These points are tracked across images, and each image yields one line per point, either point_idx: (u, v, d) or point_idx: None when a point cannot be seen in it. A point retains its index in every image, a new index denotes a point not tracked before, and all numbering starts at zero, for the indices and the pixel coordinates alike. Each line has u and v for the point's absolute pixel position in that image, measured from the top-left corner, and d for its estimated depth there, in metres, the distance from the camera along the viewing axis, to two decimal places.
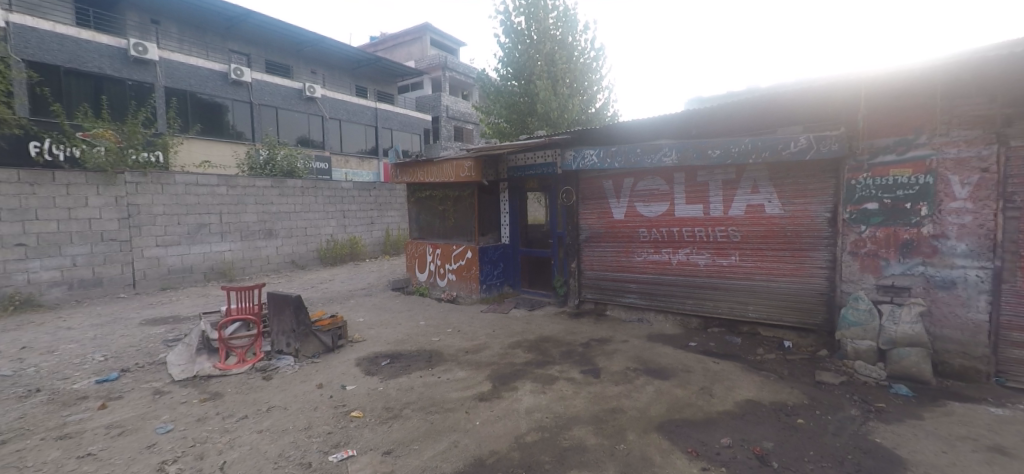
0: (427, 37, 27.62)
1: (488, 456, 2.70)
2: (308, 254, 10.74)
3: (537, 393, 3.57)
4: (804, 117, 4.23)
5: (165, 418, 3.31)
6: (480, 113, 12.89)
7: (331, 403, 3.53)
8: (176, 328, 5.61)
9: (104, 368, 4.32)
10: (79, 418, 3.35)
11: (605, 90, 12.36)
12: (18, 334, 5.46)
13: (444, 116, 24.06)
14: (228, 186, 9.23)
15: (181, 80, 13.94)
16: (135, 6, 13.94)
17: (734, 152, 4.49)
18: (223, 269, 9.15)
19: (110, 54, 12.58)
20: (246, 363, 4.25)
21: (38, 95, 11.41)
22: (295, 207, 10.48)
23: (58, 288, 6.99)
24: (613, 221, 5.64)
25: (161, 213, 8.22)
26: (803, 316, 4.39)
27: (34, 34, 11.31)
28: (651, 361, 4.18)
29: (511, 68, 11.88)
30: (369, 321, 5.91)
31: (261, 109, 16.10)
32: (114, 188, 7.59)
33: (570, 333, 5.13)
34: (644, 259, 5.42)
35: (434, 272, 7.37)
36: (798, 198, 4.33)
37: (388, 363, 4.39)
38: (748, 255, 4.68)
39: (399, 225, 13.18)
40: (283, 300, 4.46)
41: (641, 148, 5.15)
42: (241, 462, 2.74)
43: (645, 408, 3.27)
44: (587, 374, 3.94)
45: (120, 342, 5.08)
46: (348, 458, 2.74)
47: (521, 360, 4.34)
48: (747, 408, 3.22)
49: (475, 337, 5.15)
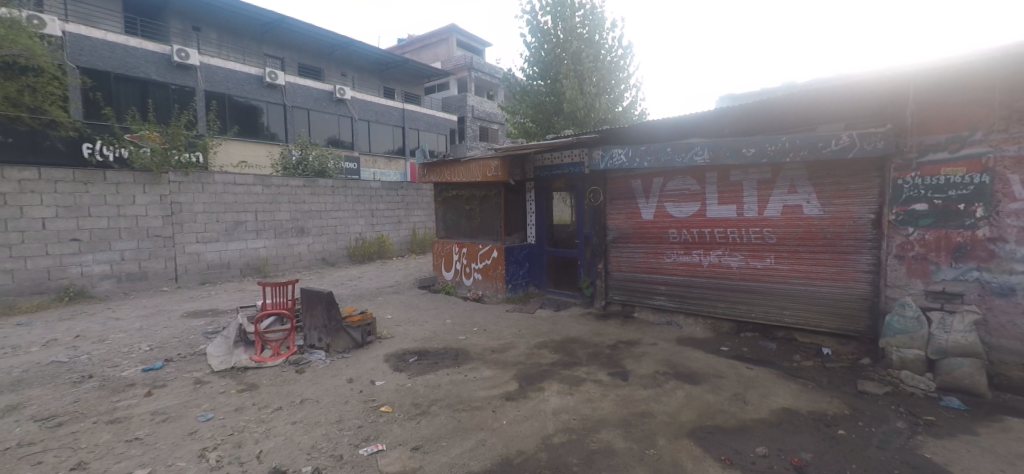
0: (454, 38, 27.93)
1: (516, 456, 2.70)
2: (338, 252, 11.00)
3: (564, 394, 3.54)
4: (846, 113, 4.04)
5: (205, 407, 3.45)
6: (506, 113, 12.90)
7: (361, 397, 3.60)
8: (215, 321, 5.84)
9: (149, 358, 4.54)
10: (128, 403, 3.53)
11: (633, 88, 12.16)
12: (73, 323, 5.80)
13: (470, 116, 24.22)
14: (263, 185, 9.56)
15: (220, 84, 14.55)
16: (178, 14, 14.61)
17: (770, 150, 4.34)
18: (259, 266, 9.47)
19: (156, 60, 13.21)
20: (281, 356, 4.38)
21: (91, 99, 12.10)
22: (326, 206, 10.76)
23: (108, 281, 7.40)
24: (642, 222, 5.54)
25: (201, 211, 8.59)
26: (844, 322, 4.20)
27: (87, 42, 11.98)
28: (682, 366, 4.08)
29: (538, 68, 11.87)
30: (397, 318, 6.00)
31: (294, 111, 16.60)
32: (159, 187, 7.97)
33: (597, 334, 5.07)
34: (674, 261, 5.31)
35: (460, 271, 7.42)
36: (840, 198, 4.14)
37: (416, 360, 4.44)
38: (784, 257, 4.51)
39: (425, 224, 13.35)
40: (315, 296, 4.57)
41: (671, 147, 5.04)
42: (277, 451, 2.82)
43: (676, 413, 3.19)
44: (615, 376, 3.88)
45: (163, 333, 5.33)
46: (379, 452, 2.78)
47: (548, 360, 4.31)
48: (784, 417, 3.10)
49: (502, 336, 5.15)
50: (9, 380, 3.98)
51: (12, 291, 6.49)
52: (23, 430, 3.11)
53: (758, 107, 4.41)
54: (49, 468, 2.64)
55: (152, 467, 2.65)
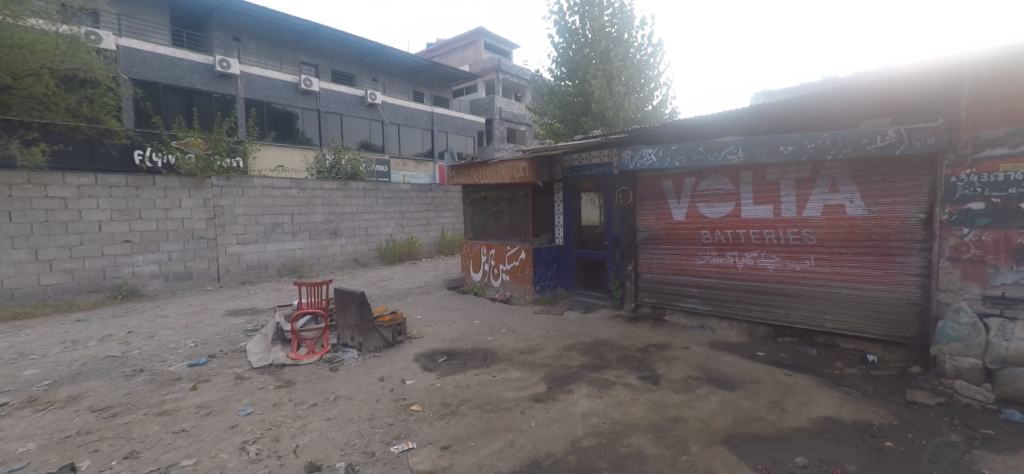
0: (481, 41, 28.14)
1: (545, 458, 2.69)
2: (369, 253, 11.27)
3: (593, 397, 3.50)
4: (893, 108, 3.84)
5: (246, 402, 3.59)
6: (534, 114, 12.89)
7: (391, 395, 3.67)
8: (254, 319, 6.09)
9: (195, 353, 4.77)
10: (175, 397, 3.72)
11: (664, 87, 11.91)
12: (126, 320, 6.18)
13: (498, 118, 24.32)
14: (299, 189, 9.90)
15: (259, 91, 15.18)
16: (221, 26, 15.40)
17: (810, 148, 4.17)
18: (295, 266, 9.82)
19: (200, 70, 13.88)
20: (315, 354, 4.51)
21: (141, 109, 12.84)
22: (358, 208, 11.04)
23: (157, 280, 7.84)
24: (672, 223, 5.43)
25: (242, 214, 8.97)
26: (890, 328, 3.99)
27: (138, 55, 12.68)
28: (715, 371, 3.96)
29: (565, 68, 11.83)
30: (426, 318, 6.09)
31: (327, 116, 17.11)
32: (203, 191, 8.37)
33: (627, 337, 4.99)
34: (706, 263, 5.17)
35: (488, 272, 7.45)
36: (886, 197, 3.94)
37: (445, 360, 4.49)
38: (825, 259, 4.32)
39: (454, 226, 13.51)
40: (348, 296, 4.68)
41: (703, 146, 4.91)
42: (313, 447, 2.91)
43: (709, 419, 3.10)
44: (646, 380, 3.81)
45: (207, 330, 5.59)
46: (409, 450, 2.83)
47: (576, 362, 4.28)
48: (826, 426, 2.96)
49: (530, 338, 5.14)
50: (70, 372, 4.28)
51: (72, 289, 6.96)
52: (82, 420, 3.33)
53: (796, 103, 4.24)
54: (105, 456, 2.82)
55: (198, 458, 2.78)
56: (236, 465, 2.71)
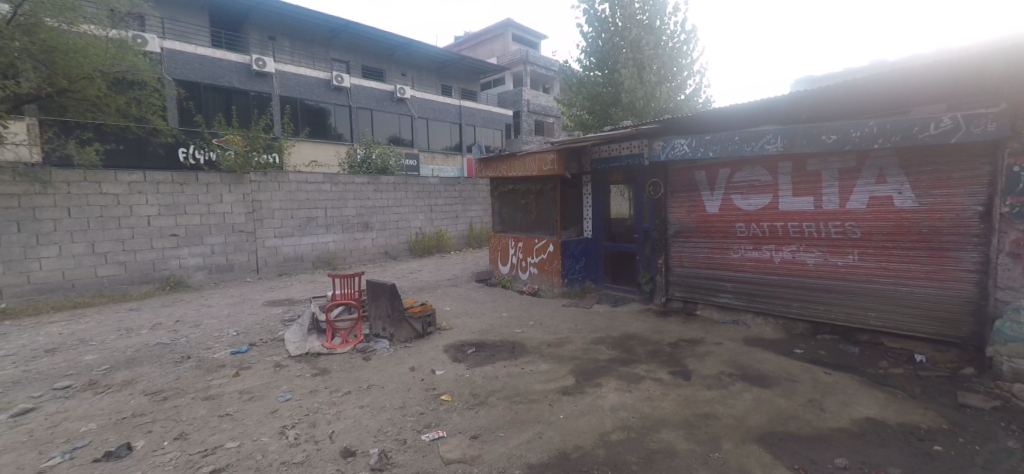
0: (509, 32, 27.98)
1: (573, 450, 2.69)
2: (399, 246, 11.49)
3: (622, 392, 3.47)
4: (949, 93, 3.61)
5: (284, 388, 3.75)
6: (563, 105, 12.75)
7: (422, 385, 3.74)
8: (291, 310, 6.33)
9: (237, 341, 5.01)
10: (220, 382, 3.92)
11: (698, 75, 11.54)
12: (174, 310, 6.54)
13: (526, 111, 24.20)
14: (332, 183, 10.17)
15: (293, 89, 15.65)
16: (256, 26, 15.93)
17: (855, 136, 3.96)
18: (329, 259, 10.12)
19: (237, 69, 14.40)
20: (349, 344, 4.65)
21: (185, 108, 13.46)
22: (388, 201, 11.25)
23: (201, 272, 8.26)
24: (706, 215, 5.28)
25: (279, 208, 9.31)
26: (942, 327, 3.77)
27: (181, 57, 13.24)
28: (749, 367, 3.85)
29: (595, 58, 11.64)
30: (455, 310, 6.17)
31: (358, 112, 17.45)
32: (241, 187, 8.73)
33: (657, 332, 4.91)
34: (741, 257, 5.01)
35: (516, 265, 7.46)
36: (939, 188, 3.70)
37: (474, 352, 4.55)
38: (870, 254, 4.11)
39: (482, 219, 13.59)
40: (380, 288, 4.78)
41: (740, 136, 4.73)
42: (348, 432, 3.01)
43: (743, 416, 3.02)
44: (677, 375, 3.74)
45: (248, 320, 5.86)
46: (440, 439, 2.89)
47: (605, 356, 4.24)
48: (868, 427, 2.84)
49: (558, 331, 5.14)
50: (125, 358, 4.58)
51: (125, 280, 7.42)
52: (136, 402, 3.56)
53: (841, 88, 4.02)
54: (158, 437, 3.01)
55: (241, 441, 2.93)
56: (276, 448, 2.84)
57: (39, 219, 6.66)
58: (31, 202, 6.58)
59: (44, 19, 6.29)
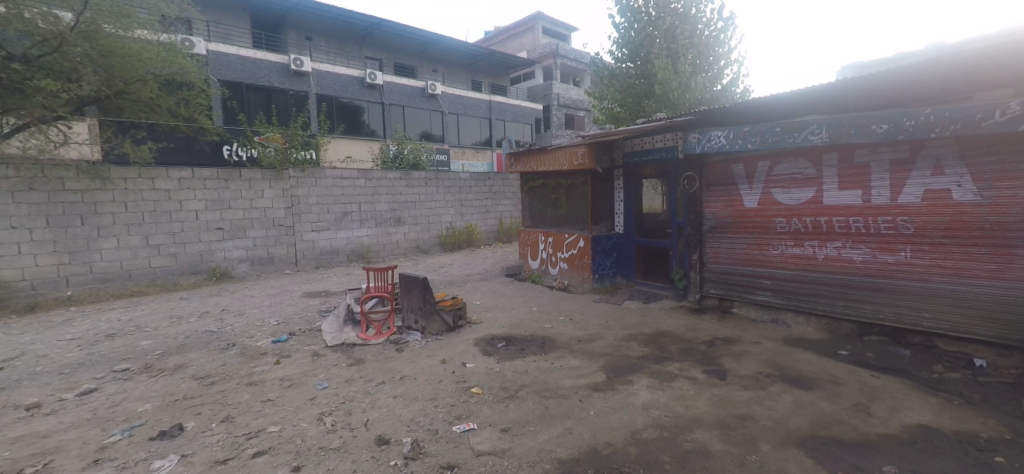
0: (539, 26, 27.74)
1: (603, 447, 2.67)
2: (430, 240, 11.67)
3: (654, 389, 3.41)
4: (1019, 76, 3.32)
5: (321, 377, 3.89)
6: (594, 98, 12.56)
7: (453, 378, 3.80)
8: (327, 301, 6.55)
9: (277, 331, 5.23)
10: (262, 369, 4.11)
11: (735, 64, 11.11)
12: (219, 299, 6.90)
13: (556, 105, 23.99)
14: (366, 179, 10.42)
15: (329, 87, 16.10)
16: (294, 26, 16.47)
17: (909, 125, 3.71)
18: (363, 252, 10.39)
19: (277, 69, 14.93)
20: (382, 336, 4.77)
21: (228, 108, 14.09)
22: (420, 196, 11.43)
23: (244, 264, 8.66)
24: (743, 210, 5.09)
25: (316, 203, 9.63)
26: (1005, 329, 3.52)
27: (225, 58, 13.82)
28: (789, 368, 3.70)
29: (627, 49, 11.40)
30: (485, 304, 6.22)
31: (390, 108, 17.78)
32: (281, 182, 9.09)
33: (691, 329, 4.78)
34: (781, 253, 4.81)
35: (546, 260, 7.43)
36: (1004, 180, 3.44)
37: (504, 346, 4.57)
38: (924, 251, 3.87)
39: (512, 214, 13.60)
40: (412, 281, 4.87)
41: (781, 126, 4.52)
42: (382, 421, 3.09)
43: (783, 419, 2.91)
44: (711, 375, 3.64)
45: (287, 310, 6.10)
46: (470, 430, 2.93)
47: (637, 354, 4.18)
48: (921, 434, 2.68)
49: (588, 326, 5.10)
50: (176, 343, 4.86)
51: (176, 271, 7.87)
52: (187, 385, 3.78)
53: (893, 75, 3.77)
54: (206, 419, 3.19)
55: (282, 425, 3.06)
56: (315, 434, 2.95)
57: (99, 213, 7.13)
58: (93, 197, 7.06)
59: (102, 25, 6.69)
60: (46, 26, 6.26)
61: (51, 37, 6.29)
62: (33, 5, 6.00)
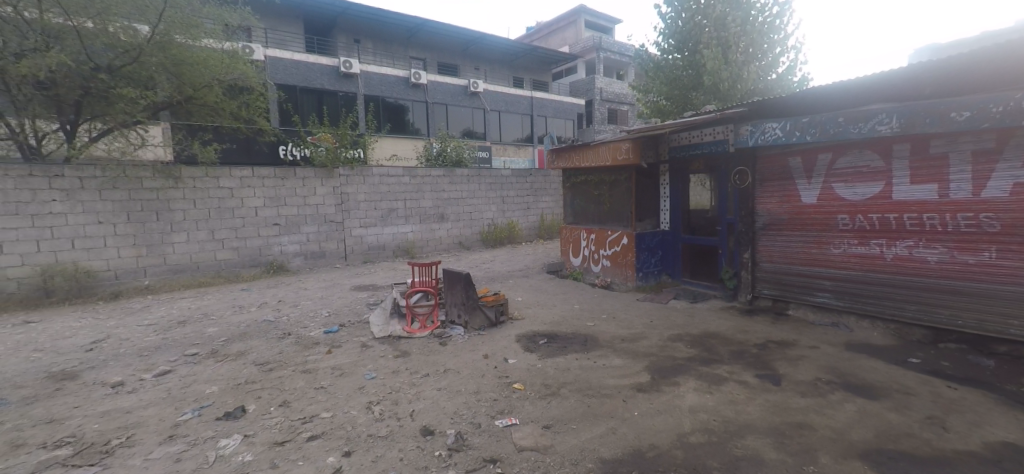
0: (581, 19, 27.33)
1: (648, 449, 2.61)
2: (472, 237, 11.82)
3: (702, 392, 3.29)
4: None
5: (370, 367, 4.04)
6: (638, 92, 12.25)
7: (495, 373, 3.84)
8: (375, 294, 6.80)
9: (329, 322, 5.49)
10: (315, 358, 4.32)
11: (792, 51, 10.46)
12: (276, 291, 7.32)
13: (598, 99, 23.59)
14: (410, 176, 10.69)
15: (376, 88, 16.64)
16: (344, 30, 17.17)
17: (995, 112, 3.36)
18: (407, 248, 10.69)
19: (328, 72, 15.59)
20: (426, 329, 4.89)
21: (284, 110, 14.89)
22: (462, 193, 11.60)
23: (299, 258, 9.15)
24: (800, 206, 4.80)
25: (364, 201, 10.00)
26: None
27: (281, 63, 14.60)
28: (852, 376, 3.46)
29: (674, 40, 11.02)
30: (527, 301, 6.24)
31: (434, 107, 18.13)
32: (331, 180, 9.50)
33: (742, 331, 4.57)
34: (843, 252, 4.50)
35: (588, 257, 7.34)
36: None
37: (546, 343, 4.56)
38: (1010, 250, 3.50)
39: (553, 211, 13.53)
40: (455, 276, 4.95)
41: (844, 116, 4.22)
42: (426, 412, 3.18)
43: (844, 429, 2.73)
44: (764, 379, 3.47)
45: (338, 303, 6.38)
46: (513, 426, 2.95)
47: (683, 355, 4.05)
48: (1007, 454, 2.42)
49: (632, 326, 4.99)
50: (239, 331, 5.22)
51: (238, 264, 8.44)
52: (248, 371, 4.04)
53: (977, 57, 3.42)
54: (265, 403, 3.40)
55: (334, 412, 3.20)
56: (364, 421, 3.07)
57: (172, 210, 7.74)
58: (166, 195, 7.65)
59: (174, 36, 7.24)
60: (126, 39, 6.89)
61: (131, 48, 6.92)
62: (115, 19, 6.67)
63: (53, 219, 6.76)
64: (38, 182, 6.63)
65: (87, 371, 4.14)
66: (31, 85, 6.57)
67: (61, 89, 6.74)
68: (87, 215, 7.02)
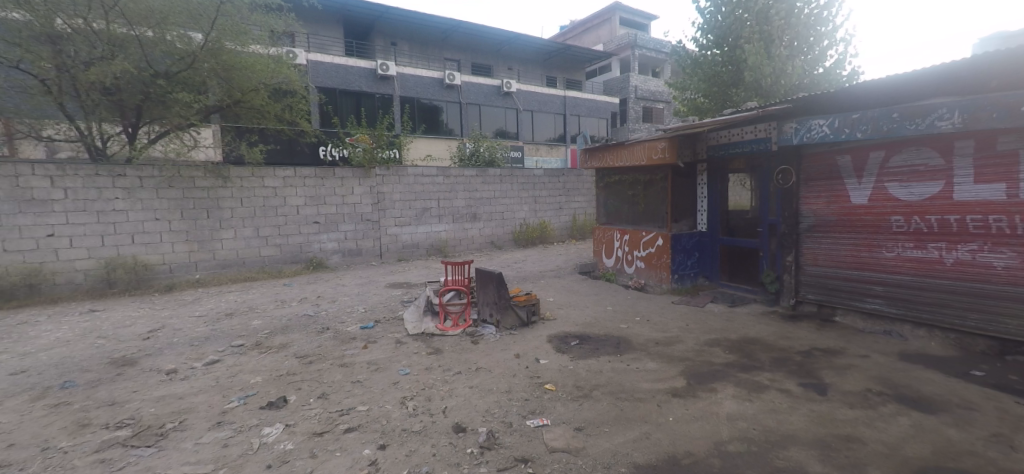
0: (616, 16, 26.93)
1: (684, 456, 2.54)
2: (504, 236, 11.87)
3: (741, 400, 3.18)
4: None
5: (404, 363, 4.13)
6: (675, 89, 11.95)
7: (527, 372, 3.84)
8: (409, 292, 6.94)
9: (364, 318, 5.65)
10: (352, 353, 4.46)
11: (841, 43, 9.93)
12: (316, 287, 7.60)
13: (633, 97, 23.18)
14: (444, 176, 10.85)
15: (411, 89, 16.98)
16: (381, 33, 17.63)
17: None
18: (440, 247, 10.85)
19: (366, 74, 16.03)
20: (459, 327, 4.94)
21: (324, 112, 15.43)
22: (495, 193, 11.67)
23: (337, 255, 9.46)
24: (850, 207, 4.55)
25: (400, 200, 10.22)
26: None
27: (322, 67, 15.14)
28: (906, 388, 3.25)
29: (713, 35, 10.68)
30: (559, 301, 6.21)
31: (467, 107, 18.30)
32: (368, 180, 9.75)
33: (784, 338, 4.38)
34: (896, 256, 4.24)
35: (622, 258, 7.22)
36: None
37: (578, 344, 4.53)
38: None
39: (586, 211, 13.40)
40: (488, 276, 4.99)
41: (899, 112, 3.96)
42: (459, 409, 3.22)
43: (898, 444, 2.56)
44: (809, 389, 3.31)
45: (373, 299, 6.56)
46: (544, 426, 2.95)
47: (721, 360, 3.92)
48: None
49: (667, 329, 4.87)
50: (281, 324, 5.45)
51: (280, 260, 8.81)
52: (290, 363, 4.21)
53: None
54: (305, 394, 3.53)
55: (370, 406, 3.29)
56: (398, 416, 3.14)
57: (221, 208, 8.16)
58: (216, 194, 8.08)
59: (224, 43, 7.64)
60: (182, 47, 7.34)
61: (186, 55, 7.38)
62: (172, 28, 7.10)
63: (115, 216, 7.27)
64: (103, 181, 7.15)
65: (145, 358, 4.43)
66: (98, 91, 7.08)
67: (124, 95, 7.23)
68: (146, 212, 7.50)
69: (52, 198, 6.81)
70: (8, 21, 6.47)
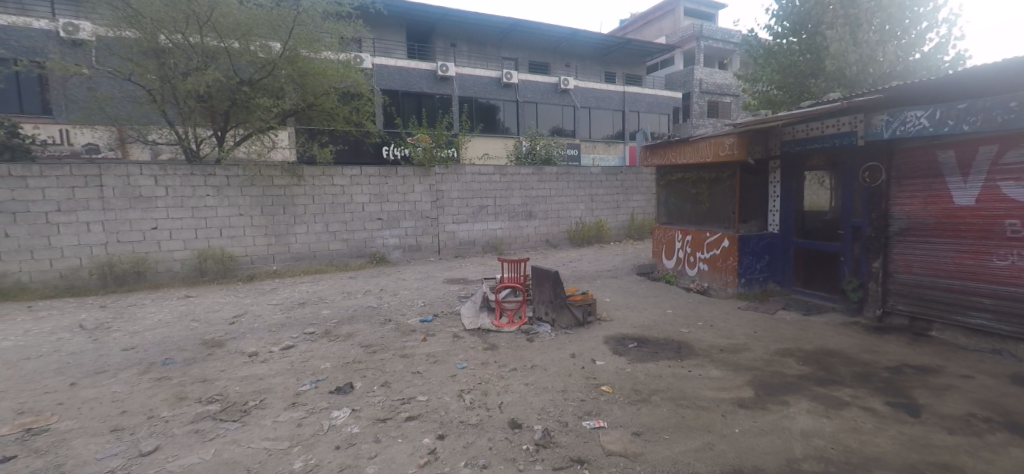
0: (680, 7, 25.83)
1: (751, 471, 2.40)
2: (559, 235, 11.81)
3: (817, 416, 2.94)
4: None
5: (460, 357, 4.23)
6: (744, 82, 11.28)
7: (583, 373, 3.79)
8: (465, 288, 7.10)
9: (423, 311, 5.85)
10: (412, 344, 4.64)
11: (942, 25, 8.88)
12: (378, 280, 7.97)
13: (697, 91, 22.13)
14: (501, 174, 10.96)
15: (469, 89, 17.34)
16: (441, 35, 18.18)
17: None
18: (496, 244, 11.00)
19: (426, 76, 16.58)
20: (514, 324, 4.98)
21: (388, 113, 16.14)
22: (551, 192, 11.63)
23: (398, 251, 9.88)
24: (952, 209, 4.07)
25: (457, 198, 10.48)
26: None
27: (386, 70, 15.87)
28: (1021, 415, 2.85)
29: (789, 22, 9.97)
30: (615, 302, 6.08)
31: (524, 106, 18.37)
32: (427, 178, 10.07)
33: (868, 351, 4.00)
34: (1009, 265, 3.73)
35: (683, 259, 6.93)
36: None
37: (635, 346, 4.41)
38: None
39: (644, 210, 13.00)
40: (544, 274, 4.98)
41: (1017, 100, 3.47)
42: (515, 406, 3.25)
43: None
44: (898, 409, 3.00)
45: (432, 294, 6.78)
46: (600, 428, 2.90)
47: (794, 372, 3.65)
48: None
49: (732, 335, 4.62)
50: (347, 315, 5.78)
51: (346, 254, 9.35)
52: (355, 351, 4.46)
53: None
54: (369, 382, 3.72)
55: (429, 397, 3.41)
56: (456, 408, 3.23)
57: (296, 204, 8.79)
58: (291, 192, 8.71)
59: (300, 51, 8.26)
60: (263, 56, 7.99)
61: (267, 63, 8.03)
62: (254, 39, 7.76)
63: (207, 211, 8.06)
64: (197, 180, 7.94)
65: (230, 340, 4.88)
66: (194, 99, 7.87)
67: (215, 101, 7.99)
68: (232, 208, 8.25)
69: (155, 195, 7.65)
70: (122, 38, 7.34)
